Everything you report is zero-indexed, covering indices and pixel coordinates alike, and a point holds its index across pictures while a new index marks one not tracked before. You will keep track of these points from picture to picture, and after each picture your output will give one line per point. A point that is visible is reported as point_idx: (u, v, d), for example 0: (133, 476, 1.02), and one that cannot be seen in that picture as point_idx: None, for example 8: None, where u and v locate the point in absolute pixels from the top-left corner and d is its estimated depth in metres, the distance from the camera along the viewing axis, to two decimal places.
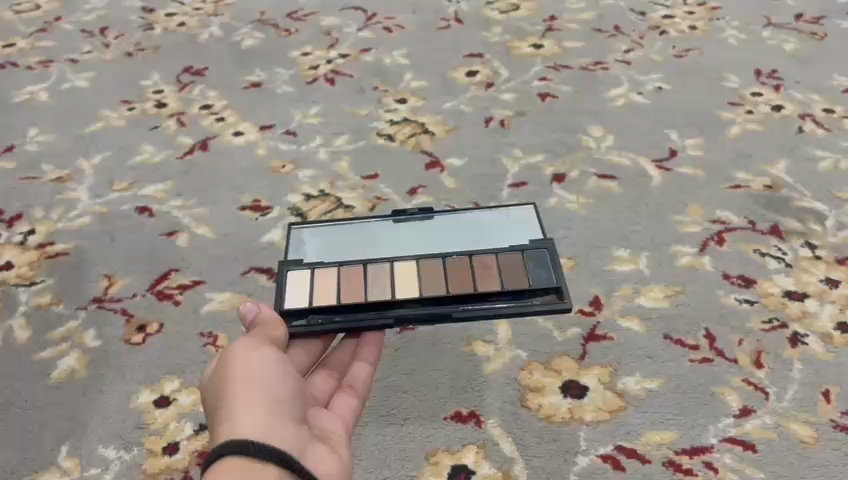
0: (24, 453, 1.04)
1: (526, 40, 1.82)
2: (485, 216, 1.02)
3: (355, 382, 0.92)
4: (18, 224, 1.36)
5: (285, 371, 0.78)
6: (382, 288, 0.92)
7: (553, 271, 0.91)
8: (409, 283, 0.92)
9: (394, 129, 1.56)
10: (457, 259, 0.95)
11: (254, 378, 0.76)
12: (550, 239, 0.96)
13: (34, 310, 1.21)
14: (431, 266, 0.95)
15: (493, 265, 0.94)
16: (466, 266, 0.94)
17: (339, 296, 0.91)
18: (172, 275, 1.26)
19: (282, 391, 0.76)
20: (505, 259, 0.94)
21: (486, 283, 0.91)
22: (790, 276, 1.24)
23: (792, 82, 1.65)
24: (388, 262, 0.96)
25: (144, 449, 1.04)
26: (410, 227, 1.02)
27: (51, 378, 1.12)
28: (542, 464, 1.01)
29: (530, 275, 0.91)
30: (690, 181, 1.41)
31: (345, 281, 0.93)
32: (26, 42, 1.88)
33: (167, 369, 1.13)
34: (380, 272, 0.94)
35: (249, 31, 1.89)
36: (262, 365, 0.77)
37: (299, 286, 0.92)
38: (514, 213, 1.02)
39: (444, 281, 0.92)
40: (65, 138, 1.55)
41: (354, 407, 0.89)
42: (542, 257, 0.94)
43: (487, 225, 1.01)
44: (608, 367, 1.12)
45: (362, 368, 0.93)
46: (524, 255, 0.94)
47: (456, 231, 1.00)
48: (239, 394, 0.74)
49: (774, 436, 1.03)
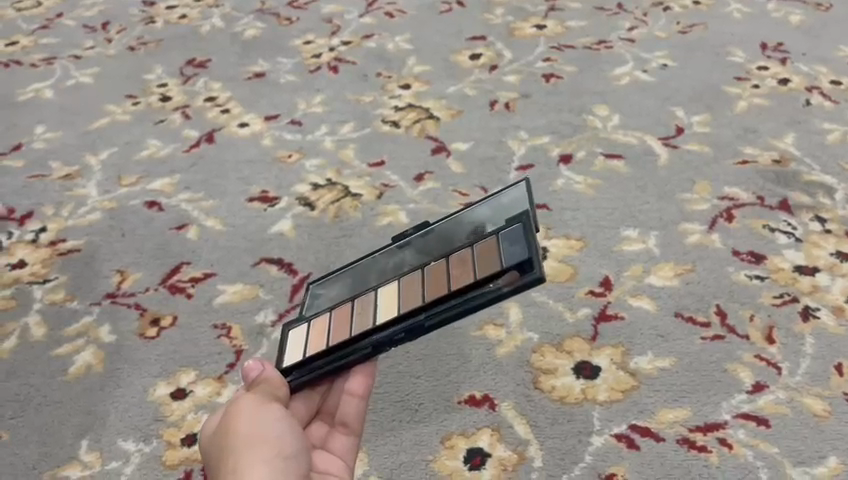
0: (45, 448, 1.05)
1: (528, 21, 1.81)
2: (476, 211, 0.86)
3: (348, 420, 0.87)
4: (29, 222, 1.37)
5: (291, 427, 0.77)
6: (363, 319, 0.80)
7: (526, 242, 0.74)
8: (388, 305, 0.80)
9: (399, 115, 1.56)
10: (438, 263, 0.81)
11: (260, 435, 0.75)
12: (528, 210, 0.78)
13: (49, 307, 1.22)
14: (413, 281, 0.81)
15: (469, 258, 0.78)
16: (444, 268, 0.80)
17: (328, 339, 0.81)
18: (184, 267, 1.27)
19: (287, 449, 0.76)
20: (482, 248, 0.78)
21: (459, 277, 0.75)
22: (800, 250, 1.24)
23: (799, 54, 1.64)
24: (374, 290, 0.84)
25: (163, 441, 1.05)
26: (403, 244, 0.89)
27: (69, 373, 1.13)
28: (557, 445, 1.02)
29: (503, 255, 0.74)
30: (698, 158, 1.41)
31: (334, 321, 0.83)
32: (29, 39, 1.89)
33: (182, 361, 1.14)
34: (366, 301, 0.83)
35: (251, 21, 1.88)
36: (267, 421, 0.76)
37: (294, 342, 0.85)
38: (500, 199, 0.85)
39: (420, 291, 0.78)
40: (72, 134, 1.56)
41: (350, 448, 0.87)
42: (517, 232, 0.76)
43: (470, 218, 0.85)
44: (621, 347, 1.12)
45: (353, 403, 0.87)
46: (500, 236, 0.77)
47: (443, 236, 0.86)
48: (245, 456, 0.73)
49: (788, 411, 1.04)
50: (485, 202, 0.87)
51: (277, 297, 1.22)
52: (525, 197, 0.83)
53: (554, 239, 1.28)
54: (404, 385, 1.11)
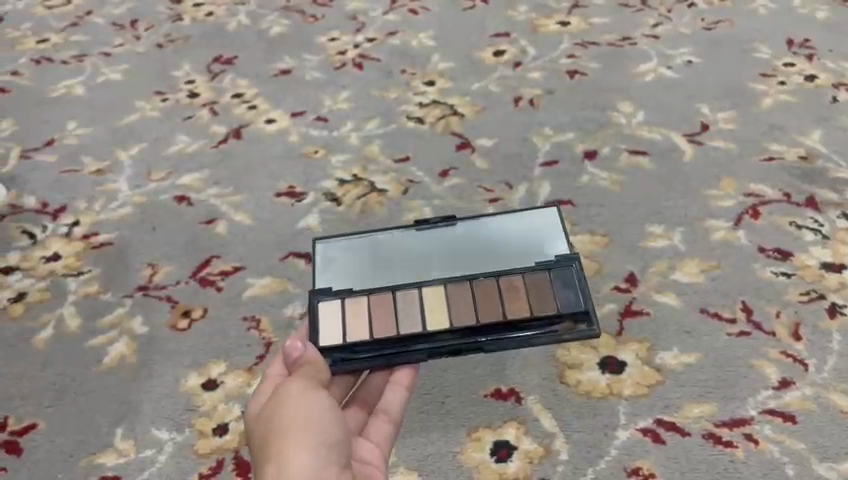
0: (80, 436, 1.08)
1: (552, 18, 1.81)
2: (507, 222, 1.04)
3: (388, 408, 0.93)
4: (62, 216, 1.40)
5: (335, 417, 0.80)
6: (412, 319, 0.94)
7: (580, 292, 0.93)
8: (439, 311, 0.94)
9: (424, 111, 1.57)
10: (485, 281, 0.97)
11: (305, 424, 0.77)
12: (575, 254, 0.98)
13: (83, 299, 1.25)
14: (460, 290, 0.97)
15: (521, 288, 0.95)
16: (493, 288, 0.96)
17: (371, 330, 0.93)
18: (213, 261, 1.29)
19: (332, 439, 0.78)
20: (532, 280, 0.96)
21: (515, 308, 0.93)
22: (827, 247, 1.23)
23: (825, 51, 1.63)
24: (415, 287, 0.98)
25: (196, 430, 1.08)
26: (435, 236, 1.04)
27: (103, 364, 1.16)
28: (583, 438, 1.03)
29: (558, 299, 0.93)
30: (723, 155, 1.40)
31: (376, 311, 0.95)
32: (59, 37, 1.92)
33: (213, 353, 1.16)
34: (410, 299, 0.96)
35: (276, 18, 1.90)
36: (311, 409, 0.79)
37: (331, 320, 0.95)
38: (534, 220, 1.04)
39: (473, 309, 0.94)
40: (103, 131, 1.59)
41: (387, 435, 0.92)
42: (568, 276, 0.96)
43: (505, 231, 1.03)
44: (646, 342, 1.13)
45: (397, 393, 0.94)
46: (551, 274, 0.96)
47: (481, 243, 1.02)
48: (289, 443, 0.76)
49: (813, 407, 1.04)
50: (515, 215, 1.05)
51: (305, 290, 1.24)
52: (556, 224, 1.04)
53: (579, 235, 1.29)
54: (431, 377, 1.12)
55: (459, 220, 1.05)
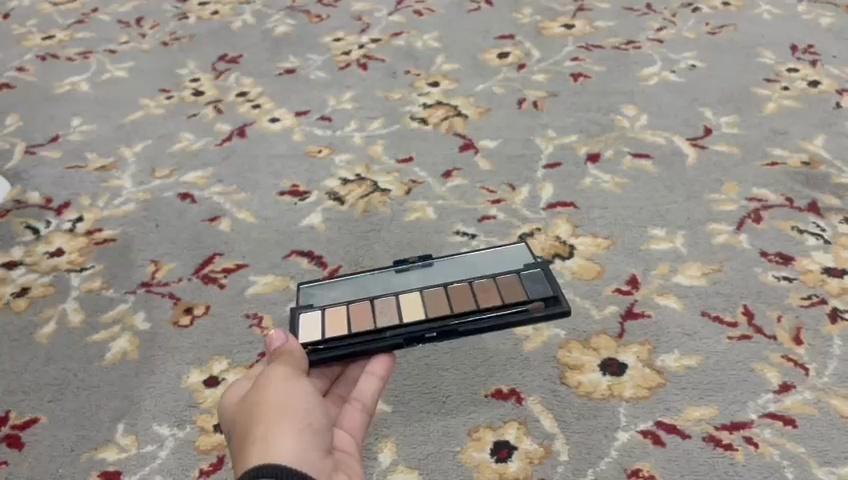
0: (81, 431, 1.08)
1: (557, 20, 1.82)
2: (480, 253, 1.03)
3: (362, 395, 0.92)
4: (66, 212, 1.40)
5: (318, 404, 0.80)
6: (390, 316, 0.94)
7: (549, 283, 0.95)
8: (415, 309, 0.94)
9: (428, 112, 1.57)
10: (459, 285, 0.97)
11: (290, 407, 0.77)
12: (543, 259, 0.99)
13: (86, 294, 1.26)
14: (435, 293, 0.97)
15: (493, 286, 0.96)
16: (467, 289, 0.96)
17: (350, 327, 0.93)
18: (217, 258, 1.30)
19: (316, 423, 0.77)
20: (503, 280, 0.97)
21: (487, 299, 0.93)
22: (829, 252, 1.23)
23: (829, 57, 1.63)
24: (393, 295, 0.97)
25: (197, 427, 1.08)
26: (412, 272, 1.01)
27: (105, 359, 1.16)
28: (583, 440, 1.03)
29: (528, 289, 0.94)
30: (726, 159, 1.41)
31: (354, 314, 0.95)
32: (65, 33, 1.92)
33: (214, 350, 1.17)
34: (387, 303, 0.96)
35: (282, 18, 1.91)
36: (296, 395, 0.79)
37: (311, 324, 0.94)
38: (505, 248, 1.03)
39: (448, 303, 0.94)
40: (107, 127, 1.59)
41: (361, 423, 0.90)
42: (538, 275, 0.97)
43: (477, 258, 1.02)
44: (647, 344, 1.13)
45: (371, 382, 0.93)
46: (521, 275, 0.97)
47: (458, 269, 1.01)
48: (275, 422, 0.75)
49: (814, 412, 1.04)
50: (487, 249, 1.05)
51: None
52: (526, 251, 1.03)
53: (582, 237, 1.29)
54: (432, 377, 1.12)
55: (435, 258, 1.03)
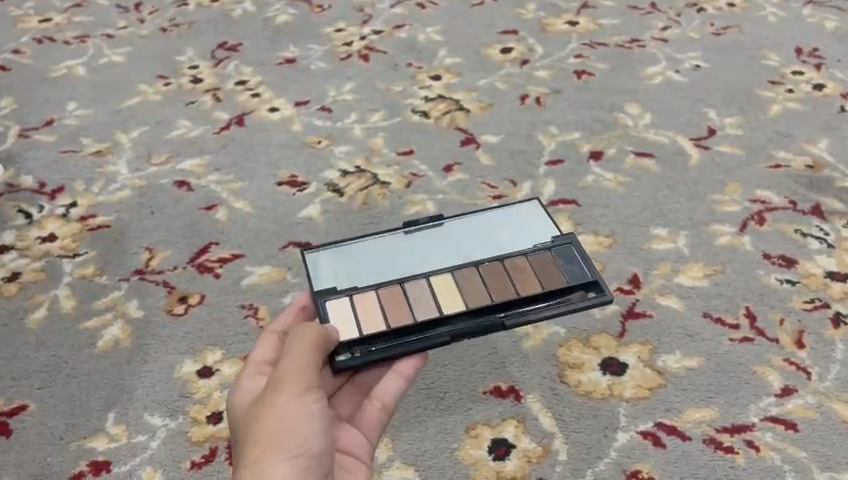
0: (71, 419, 1.06)
1: (561, 17, 1.80)
2: (495, 217, 1.02)
3: (384, 395, 0.90)
4: (60, 196, 1.38)
5: (322, 425, 0.76)
6: (427, 305, 0.91)
7: (584, 264, 0.94)
8: (451, 296, 0.92)
9: (429, 105, 1.55)
10: (490, 265, 0.96)
11: (291, 431, 0.74)
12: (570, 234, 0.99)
13: (78, 281, 1.23)
14: (467, 276, 0.95)
15: (527, 268, 0.95)
16: (499, 272, 0.95)
17: (387, 320, 0.90)
18: (212, 247, 1.27)
19: (313, 449, 0.75)
20: (535, 259, 0.96)
21: (527, 286, 0.92)
22: (832, 256, 1.22)
23: (834, 60, 1.62)
24: (423, 278, 0.95)
25: (189, 417, 1.06)
26: (433, 245, 0.99)
27: (97, 347, 1.14)
28: (582, 439, 1.02)
29: (566, 273, 0.93)
30: (729, 160, 1.39)
31: (387, 303, 0.92)
32: (62, 17, 1.89)
33: (209, 340, 1.15)
34: (419, 289, 0.94)
35: (282, 7, 1.88)
36: (301, 415, 0.74)
37: (342, 315, 0.91)
38: (520, 212, 1.03)
39: (485, 289, 0.93)
40: (103, 112, 1.57)
41: (379, 423, 0.89)
42: (570, 253, 0.96)
43: (497, 227, 1.01)
44: (648, 345, 1.12)
45: (396, 381, 0.91)
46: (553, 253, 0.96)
47: (482, 241, 1.00)
48: (270, 450, 0.73)
49: (816, 417, 1.03)
50: (500, 209, 1.04)
51: (303, 280, 1.22)
52: (542, 214, 1.03)
53: (583, 236, 1.28)
54: (430, 373, 1.10)
55: (447, 219, 1.02)
